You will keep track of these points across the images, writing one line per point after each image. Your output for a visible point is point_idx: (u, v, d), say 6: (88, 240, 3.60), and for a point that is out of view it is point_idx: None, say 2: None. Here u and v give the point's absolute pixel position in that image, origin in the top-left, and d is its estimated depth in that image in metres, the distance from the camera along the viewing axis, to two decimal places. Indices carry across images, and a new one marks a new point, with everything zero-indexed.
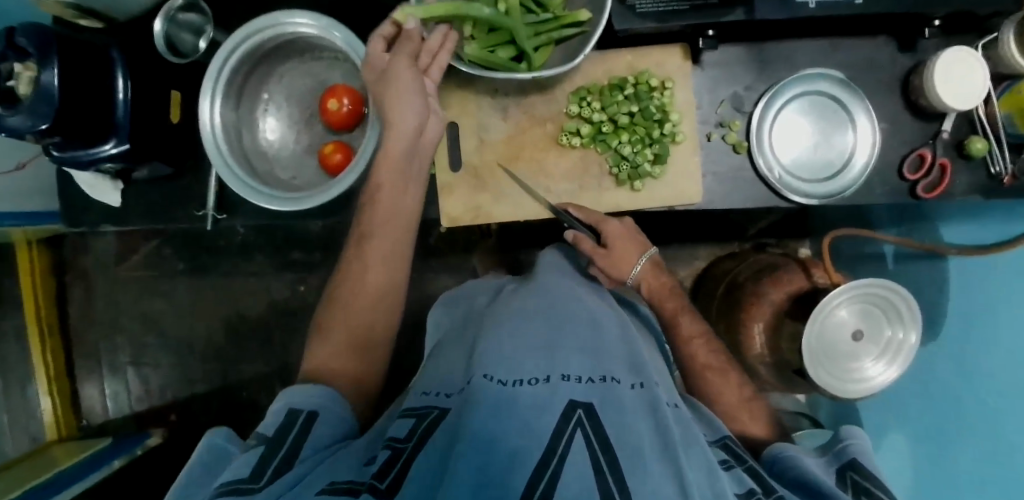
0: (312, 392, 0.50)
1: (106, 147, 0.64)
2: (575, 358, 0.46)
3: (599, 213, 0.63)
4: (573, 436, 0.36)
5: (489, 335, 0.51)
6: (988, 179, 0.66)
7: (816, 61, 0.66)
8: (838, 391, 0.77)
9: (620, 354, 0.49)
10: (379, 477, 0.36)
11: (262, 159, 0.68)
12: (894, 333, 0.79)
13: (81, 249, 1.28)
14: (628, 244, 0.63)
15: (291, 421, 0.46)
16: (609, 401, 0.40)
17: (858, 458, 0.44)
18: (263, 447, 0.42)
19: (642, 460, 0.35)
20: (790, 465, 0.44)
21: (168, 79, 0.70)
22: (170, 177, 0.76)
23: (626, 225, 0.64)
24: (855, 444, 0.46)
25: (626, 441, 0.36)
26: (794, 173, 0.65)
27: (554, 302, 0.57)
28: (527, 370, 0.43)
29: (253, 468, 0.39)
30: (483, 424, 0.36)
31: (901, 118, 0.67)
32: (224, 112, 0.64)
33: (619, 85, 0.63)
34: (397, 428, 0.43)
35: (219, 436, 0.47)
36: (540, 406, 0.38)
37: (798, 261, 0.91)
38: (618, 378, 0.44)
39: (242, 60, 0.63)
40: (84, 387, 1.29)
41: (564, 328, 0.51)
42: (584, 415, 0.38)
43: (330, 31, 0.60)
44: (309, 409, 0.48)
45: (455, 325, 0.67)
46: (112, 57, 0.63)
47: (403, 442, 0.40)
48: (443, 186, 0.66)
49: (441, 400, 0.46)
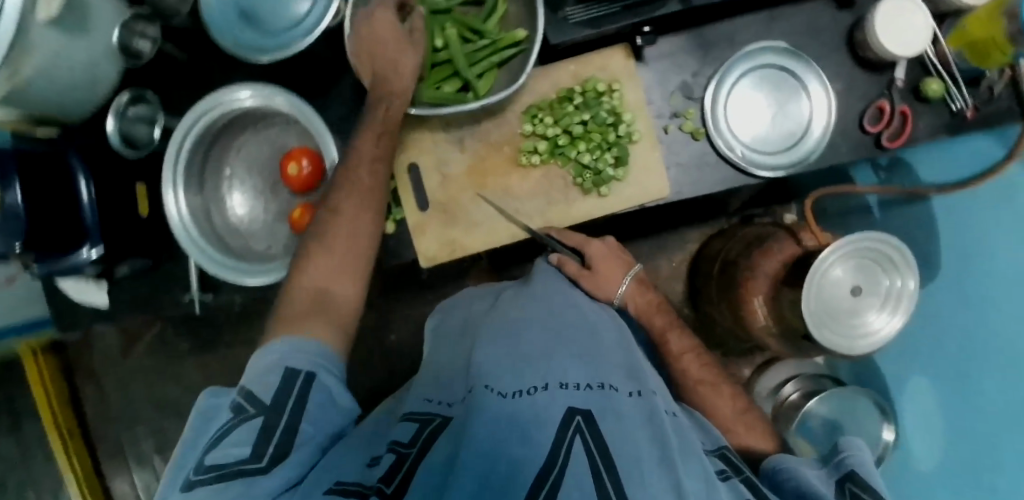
0: (308, 346, 0.47)
1: (83, 252, 0.65)
2: (573, 363, 0.45)
3: (580, 235, 0.65)
4: (572, 445, 0.35)
5: (487, 343, 0.50)
6: (951, 117, 0.66)
7: (758, 35, 0.66)
8: (846, 349, 0.76)
9: (618, 362, 0.49)
10: (385, 481, 0.35)
11: (235, 234, 0.69)
12: (892, 281, 0.78)
13: (87, 348, 1.29)
14: (613, 264, 0.65)
15: (288, 385, 0.44)
16: (608, 408, 0.40)
17: (857, 470, 0.42)
18: (261, 418, 0.41)
19: (642, 469, 0.34)
20: (788, 477, 0.43)
21: (130, 173, 0.71)
22: (152, 267, 0.76)
23: (608, 246, 0.66)
24: (853, 455, 0.44)
25: (625, 449, 0.35)
26: (757, 148, 0.65)
27: (552, 306, 0.56)
28: (525, 379, 0.43)
29: (253, 445, 0.39)
30: (480, 440, 0.35)
31: (853, 74, 0.66)
32: (189, 201, 0.65)
33: (568, 97, 0.63)
34: (399, 432, 0.43)
35: (216, 396, 0.46)
36: (540, 415, 0.38)
37: (786, 228, 0.89)
38: (615, 385, 0.44)
39: (199, 141, 0.64)
40: (114, 482, 1.30)
41: (562, 333, 0.50)
42: (583, 423, 0.37)
43: (274, 98, 0.60)
44: (307, 371, 0.46)
45: (451, 332, 0.65)
46: (73, 165, 0.64)
47: (407, 448, 0.39)
48: (414, 228, 0.66)
49: (444, 408, 0.46)
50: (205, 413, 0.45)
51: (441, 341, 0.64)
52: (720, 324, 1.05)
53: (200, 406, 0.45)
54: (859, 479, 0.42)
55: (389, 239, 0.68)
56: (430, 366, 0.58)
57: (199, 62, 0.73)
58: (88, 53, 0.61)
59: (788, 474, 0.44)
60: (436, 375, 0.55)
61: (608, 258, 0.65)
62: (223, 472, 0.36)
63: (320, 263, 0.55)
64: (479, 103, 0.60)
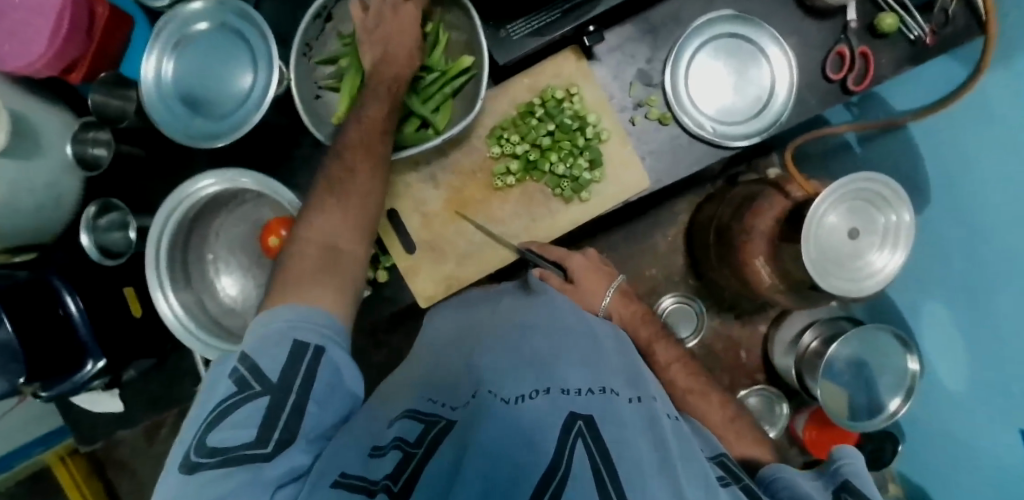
0: (317, 316, 0.44)
1: (88, 366, 0.64)
2: (574, 370, 0.44)
3: (561, 249, 0.64)
4: (575, 447, 0.33)
5: (489, 351, 0.49)
6: (911, 46, 0.65)
7: (703, 7, 0.65)
8: (854, 291, 0.77)
9: (617, 367, 0.48)
10: (392, 479, 0.33)
11: (233, 316, 0.68)
12: (888, 217, 0.78)
13: (113, 444, 1.28)
14: (596, 275, 0.64)
15: (296, 358, 0.41)
16: (609, 412, 0.39)
17: (853, 479, 0.40)
18: (268, 398, 0.38)
19: (643, 475, 0.32)
20: (783, 485, 0.41)
21: (115, 279, 0.69)
22: (159, 364, 0.76)
23: (589, 258, 0.65)
24: (850, 464, 0.41)
25: (628, 453, 0.34)
26: (726, 120, 0.65)
27: (551, 313, 0.55)
28: (525, 385, 0.42)
29: (257, 431, 0.36)
30: (483, 445, 0.34)
31: (805, 25, 0.65)
32: (182, 300, 0.64)
33: (529, 110, 0.63)
34: (404, 427, 0.40)
35: (220, 360, 0.43)
36: (542, 420, 0.36)
37: (771, 183, 0.90)
38: (615, 390, 0.43)
39: (174, 236, 0.64)
40: None
41: (562, 339, 0.49)
42: (584, 426, 0.35)
43: (238, 180, 0.60)
44: (315, 345, 0.42)
45: (449, 320, 0.61)
46: (55, 285, 0.62)
47: (413, 447, 0.36)
48: (407, 271, 0.65)
49: (445, 409, 0.43)
50: (211, 378, 0.42)
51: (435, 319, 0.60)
52: (727, 288, 1.05)
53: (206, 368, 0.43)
54: (855, 488, 0.39)
55: (383, 288, 0.67)
56: (426, 362, 0.54)
57: (159, 154, 0.73)
58: (46, 176, 0.63)
59: (783, 482, 0.41)
60: (431, 369, 0.52)
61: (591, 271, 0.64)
62: (228, 459, 0.34)
63: (332, 217, 0.51)
64: (442, 138, 0.59)
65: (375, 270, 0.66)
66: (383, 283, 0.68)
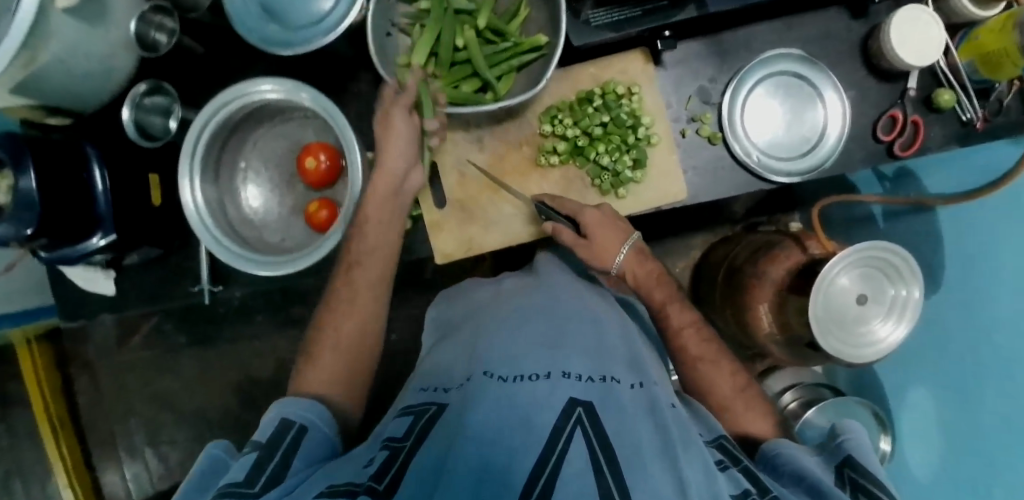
0: (303, 399, 0.51)
1: (93, 240, 0.64)
2: (575, 356, 0.48)
3: (575, 202, 0.60)
4: (573, 434, 0.37)
5: (494, 339, 0.54)
6: (961, 126, 0.67)
7: (774, 42, 0.67)
8: (851, 357, 0.77)
9: (619, 357, 0.52)
10: (375, 480, 0.38)
11: (249, 227, 0.68)
12: (898, 291, 0.78)
13: (81, 339, 1.27)
14: (608, 228, 0.60)
15: (284, 431, 0.45)
16: (608, 400, 0.43)
17: (853, 453, 0.47)
18: (255, 456, 0.42)
19: (641, 459, 0.37)
20: (790, 463, 0.48)
21: (143, 163, 0.69)
22: (161, 257, 0.76)
23: (606, 212, 0.61)
24: (851, 439, 0.49)
25: (625, 440, 0.38)
26: (771, 153, 0.66)
27: (552, 304, 0.60)
28: (527, 368, 0.46)
29: (248, 472, 0.39)
30: (478, 430, 0.38)
31: (866, 83, 0.67)
32: (205, 191, 0.63)
33: (587, 98, 0.64)
34: (396, 428, 0.47)
35: (219, 449, 0.46)
36: (541, 403, 0.41)
37: (792, 235, 0.89)
38: (618, 377, 0.47)
39: (215, 133, 0.63)
40: (105, 474, 1.28)
41: (564, 329, 0.54)
42: (584, 414, 0.39)
43: (297, 92, 0.60)
44: (300, 422, 0.47)
45: (455, 323, 0.70)
46: (87, 153, 0.62)
47: (401, 442, 0.43)
48: (431, 224, 0.66)
49: (439, 396, 0.51)
50: (209, 471, 0.44)
51: (444, 332, 0.70)
52: (722, 330, 1.06)
53: (204, 460, 0.45)
54: (856, 465, 0.46)
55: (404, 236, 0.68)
56: (432, 361, 0.62)
57: (216, 55, 0.75)
58: (105, 43, 0.62)
59: (787, 459, 0.48)
60: (436, 366, 0.59)
61: (603, 222, 0.60)
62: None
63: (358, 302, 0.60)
64: (500, 104, 0.60)
65: None
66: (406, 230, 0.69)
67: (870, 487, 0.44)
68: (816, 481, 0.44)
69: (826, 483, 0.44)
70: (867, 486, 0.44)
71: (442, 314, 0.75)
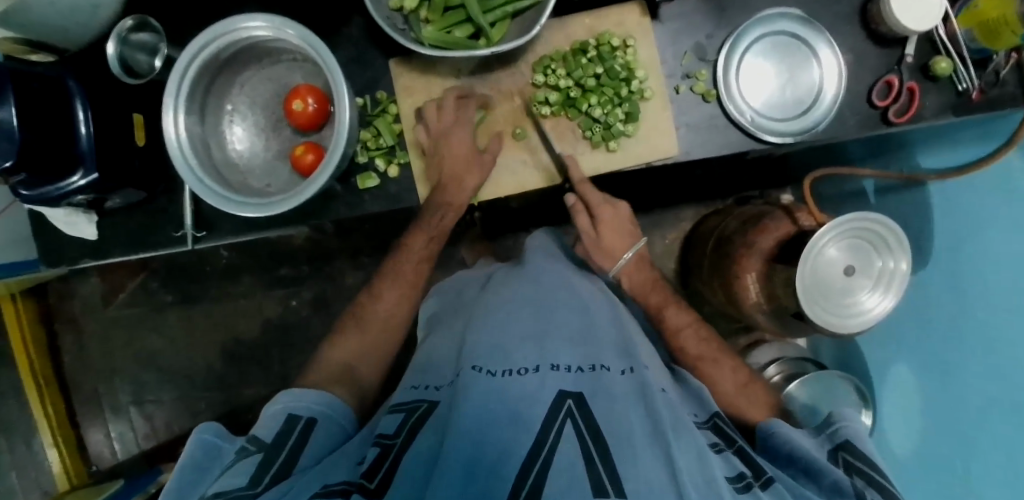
0: (306, 397, 0.56)
1: (73, 180, 0.61)
2: (564, 348, 0.52)
3: (598, 196, 0.68)
4: (563, 427, 0.41)
5: (482, 326, 0.56)
6: (957, 97, 0.65)
7: (773, 0, 0.66)
8: (836, 327, 0.74)
9: (609, 342, 0.55)
10: (367, 478, 0.41)
11: (234, 170, 0.68)
12: (885, 263, 0.75)
13: (67, 295, 1.26)
14: (621, 232, 0.71)
15: (291, 426, 0.52)
16: (598, 390, 0.46)
17: (851, 439, 0.50)
18: (261, 455, 0.46)
19: (632, 445, 0.40)
20: (785, 443, 0.51)
21: (128, 101, 0.66)
22: (143, 202, 0.74)
23: (619, 215, 0.71)
24: (848, 426, 0.52)
25: (616, 428, 0.41)
26: (766, 113, 0.66)
27: (541, 290, 0.62)
28: (516, 362, 0.49)
29: (251, 476, 0.43)
30: (467, 419, 0.40)
31: (864, 48, 0.66)
32: (188, 124, 0.62)
33: (582, 49, 0.64)
34: (389, 422, 0.49)
35: (211, 434, 0.50)
36: (532, 398, 0.44)
37: (782, 207, 0.89)
38: (607, 366, 0.50)
39: (202, 69, 0.62)
40: (90, 432, 1.28)
41: (552, 316, 0.57)
42: (573, 405, 0.43)
43: (284, 30, 0.58)
44: (308, 416, 0.54)
45: (447, 314, 0.73)
46: (69, 87, 0.59)
47: (391, 439, 0.46)
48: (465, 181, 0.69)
49: (431, 393, 0.53)
50: (203, 454, 0.48)
51: (437, 325, 0.71)
52: (708, 302, 1.07)
53: (195, 446, 0.49)
54: (851, 447, 0.49)
55: (391, 184, 0.69)
56: (422, 355, 0.63)
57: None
58: None
59: (783, 439, 0.51)
60: (427, 361, 0.61)
61: (618, 225, 0.70)
62: (223, 495, 0.40)
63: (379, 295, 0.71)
64: (491, 50, 0.57)
65: (388, 164, 0.68)
66: (393, 180, 0.70)
67: (861, 466, 0.47)
68: (810, 460, 0.47)
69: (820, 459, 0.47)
70: (862, 467, 0.47)
71: (435, 311, 0.77)
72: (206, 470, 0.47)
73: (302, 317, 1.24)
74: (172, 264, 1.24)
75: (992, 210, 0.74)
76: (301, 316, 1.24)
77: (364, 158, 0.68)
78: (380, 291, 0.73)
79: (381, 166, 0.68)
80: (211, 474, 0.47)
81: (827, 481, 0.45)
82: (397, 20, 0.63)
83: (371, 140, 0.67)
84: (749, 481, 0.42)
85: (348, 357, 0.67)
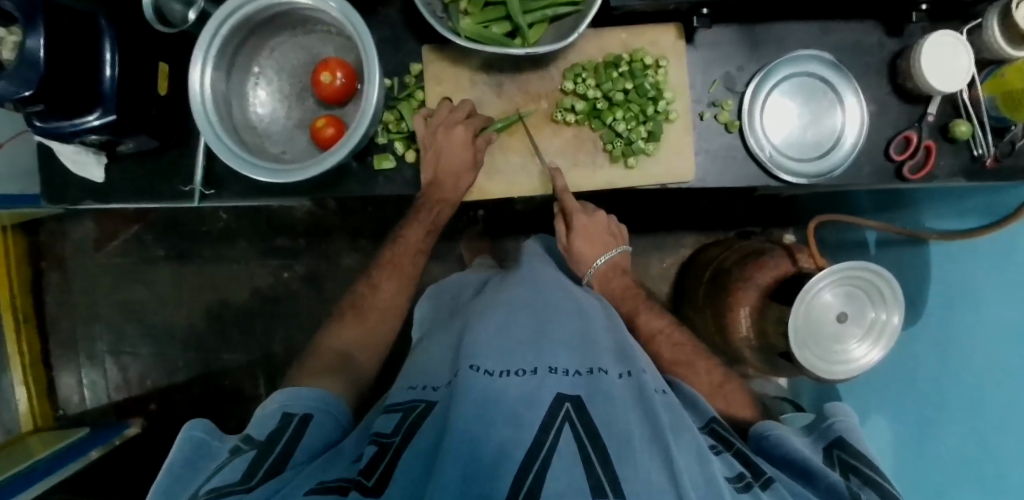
0: (301, 395, 0.56)
1: (89, 119, 0.61)
2: (563, 351, 0.52)
3: (575, 205, 0.69)
4: (561, 429, 0.41)
5: (481, 328, 0.56)
6: (971, 161, 0.66)
7: (806, 44, 0.67)
8: (821, 372, 0.75)
9: (608, 345, 0.55)
10: (365, 475, 0.41)
11: (252, 132, 0.68)
12: (877, 314, 0.76)
13: (57, 235, 1.24)
14: (595, 240, 0.72)
15: (285, 423, 0.52)
16: (597, 392, 0.46)
17: (844, 435, 0.53)
18: (254, 451, 0.47)
19: (631, 446, 0.41)
20: (779, 443, 0.52)
21: (156, 49, 0.66)
22: (155, 151, 0.73)
23: (595, 221, 0.72)
24: (840, 421, 0.55)
25: (615, 431, 0.42)
26: (785, 152, 0.67)
27: (542, 294, 0.63)
28: (515, 363, 0.49)
29: (242, 472, 0.44)
30: (464, 421, 0.41)
31: (888, 101, 0.67)
32: (214, 81, 0.62)
33: (614, 63, 0.65)
34: (385, 422, 0.49)
35: (200, 430, 0.50)
36: (531, 399, 0.44)
37: (783, 247, 0.89)
38: (605, 369, 0.50)
39: (235, 28, 0.62)
40: (62, 376, 1.26)
41: (553, 320, 0.57)
42: (572, 409, 0.43)
43: (326, 0, 0.58)
44: (303, 412, 0.54)
45: (444, 317, 0.73)
46: (100, 26, 0.58)
47: (389, 437, 0.46)
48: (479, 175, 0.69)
49: (427, 394, 0.53)
50: (194, 451, 0.49)
51: (434, 328, 0.72)
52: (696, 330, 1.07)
53: (183, 441, 0.49)
54: (844, 444, 0.52)
55: (407, 168, 0.69)
56: (425, 353, 0.64)
57: None
58: None
59: (777, 440, 0.52)
60: (424, 362, 0.61)
61: (593, 233, 0.72)
62: (214, 492, 0.41)
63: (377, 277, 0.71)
64: (527, 49, 0.58)
65: (406, 148, 0.68)
66: (410, 165, 0.70)
67: (857, 464, 0.49)
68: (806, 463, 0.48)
69: (817, 463, 0.49)
70: (857, 465, 0.49)
71: (432, 312, 0.77)
72: (195, 468, 0.47)
73: (291, 289, 1.23)
74: (169, 218, 1.23)
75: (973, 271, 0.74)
76: (290, 289, 1.23)
77: (384, 140, 0.68)
78: (390, 272, 0.72)
79: (399, 150, 0.68)
80: (205, 469, 0.47)
81: (823, 485, 0.47)
82: (437, 8, 0.63)
83: (393, 123, 0.67)
84: (749, 480, 0.44)
85: (339, 345, 0.68)
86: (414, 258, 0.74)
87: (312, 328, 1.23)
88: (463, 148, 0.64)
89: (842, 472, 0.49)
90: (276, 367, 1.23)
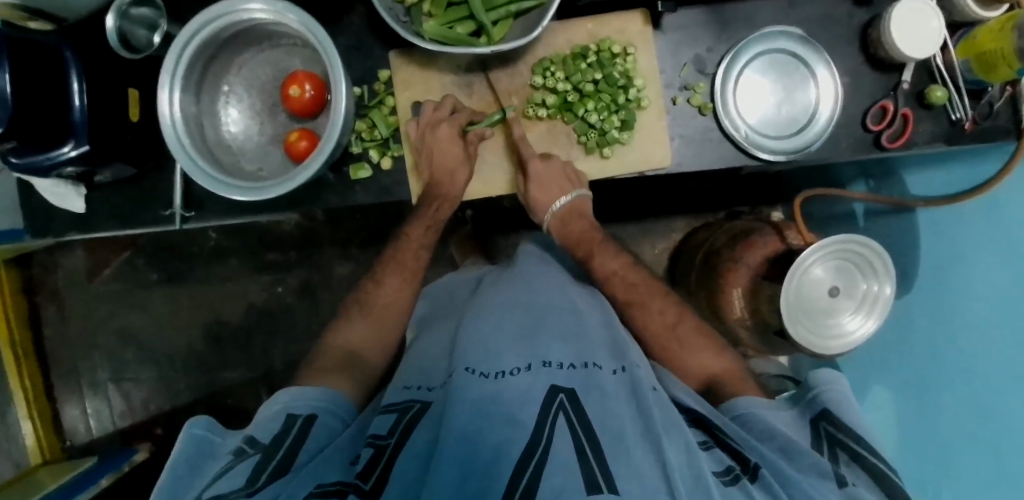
0: (306, 393, 0.55)
1: (65, 150, 0.60)
2: (555, 345, 0.52)
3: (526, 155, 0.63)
4: (556, 421, 0.41)
5: (473, 327, 0.56)
6: (950, 126, 0.65)
7: (774, 20, 0.66)
8: (817, 348, 0.74)
9: (600, 341, 0.56)
10: (363, 478, 0.41)
11: (226, 152, 0.67)
12: (870, 286, 0.75)
13: (50, 267, 1.25)
14: (551, 186, 0.65)
15: (290, 425, 0.51)
16: (591, 387, 0.47)
17: (829, 406, 0.52)
18: (259, 455, 0.46)
19: (624, 444, 0.40)
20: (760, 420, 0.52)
21: (124, 76, 0.65)
22: (135, 178, 0.74)
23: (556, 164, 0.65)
24: (826, 390, 0.54)
25: (610, 426, 0.42)
26: (760, 131, 0.66)
27: (534, 292, 0.63)
28: (508, 362, 0.49)
29: (247, 477, 0.42)
30: (457, 426, 0.40)
31: (861, 71, 0.67)
32: (183, 103, 0.62)
33: (582, 54, 0.65)
34: (380, 423, 0.49)
35: (199, 427, 0.50)
36: (524, 397, 0.44)
37: (772, 224, 0.89)
38: (599, 364, 0.51)
39: (200, 48, 0.61)
40: (65, 407, 1.26)
41: (546, 317, 0.57)
42: (567, 400, 0.44)
43: (285, 14, 0.58)
44: (307, 413, 0.53)
45: (436, 318, 0.73)
46: (65, 57, 0.58)
47: (385, 439, 0.45)
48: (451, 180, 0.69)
49: (422, 394, 0.54)
50: (195, 448, 0.48)
51: (426, 328, 0.72)
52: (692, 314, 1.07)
53: (184, 438, 0.48)
54: (829, 416, 0.52)
55: (383, 176, 0.69)
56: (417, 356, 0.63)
57: None
58: None
59: (761, 418, 0.52)
60: (415, 364, 0.61)
61: (550, 180, 0.65)
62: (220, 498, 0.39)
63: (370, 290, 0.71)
64: (492, 48, 0.57)
65: (381, 156, 0.68)
66: (386, 172, 0.69)
67: (843, 439, 0.50)
68: (791, 441, 0.48)
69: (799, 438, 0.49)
70: (843, 439, 0.49)
71: (424, 314, 0.77)
72: (203, 462, 0.47)
73: (287, 303, 1.24)
74: (160, 242, 1.23)
75: (961, 238, 0.74)
76: (286, 302, 1.24)
77: (358, 149, 0.68)
78: (378, 281, 0.73)
79: (375, 158, 0.68)
80: (206, 467, 0.46)
81: (806, 461, 0.47)
82: (399, 12, 0.63)
83: (365, 131, 0.67)
84: (736, 473, 0.44)
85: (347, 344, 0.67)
86: (417, 254, 0.73)
87: (309, 340, 1.23)
88: (449, 144, 0.64)
89: (828, 448, 0.50)
90: (278, 382, 1.23)
